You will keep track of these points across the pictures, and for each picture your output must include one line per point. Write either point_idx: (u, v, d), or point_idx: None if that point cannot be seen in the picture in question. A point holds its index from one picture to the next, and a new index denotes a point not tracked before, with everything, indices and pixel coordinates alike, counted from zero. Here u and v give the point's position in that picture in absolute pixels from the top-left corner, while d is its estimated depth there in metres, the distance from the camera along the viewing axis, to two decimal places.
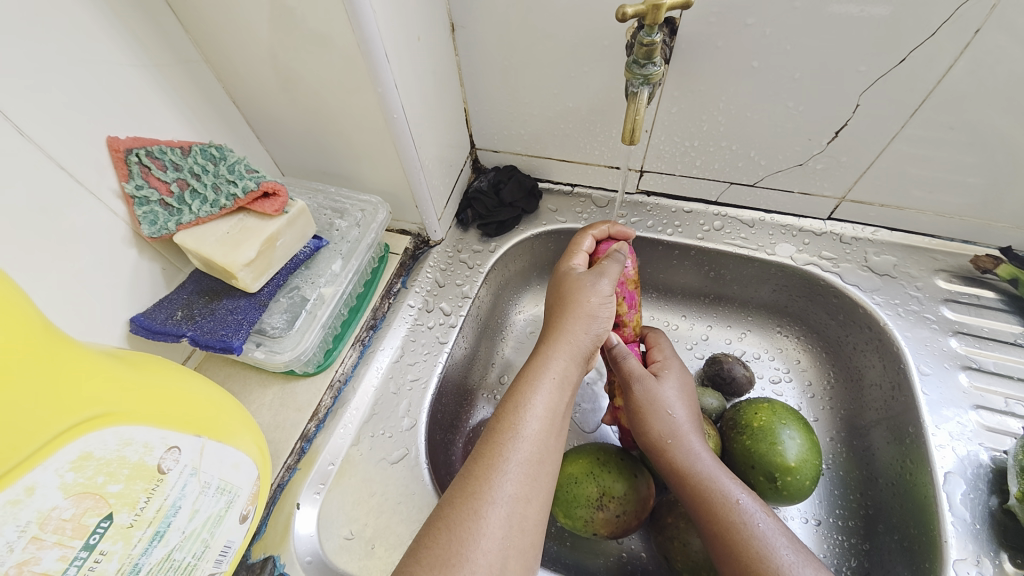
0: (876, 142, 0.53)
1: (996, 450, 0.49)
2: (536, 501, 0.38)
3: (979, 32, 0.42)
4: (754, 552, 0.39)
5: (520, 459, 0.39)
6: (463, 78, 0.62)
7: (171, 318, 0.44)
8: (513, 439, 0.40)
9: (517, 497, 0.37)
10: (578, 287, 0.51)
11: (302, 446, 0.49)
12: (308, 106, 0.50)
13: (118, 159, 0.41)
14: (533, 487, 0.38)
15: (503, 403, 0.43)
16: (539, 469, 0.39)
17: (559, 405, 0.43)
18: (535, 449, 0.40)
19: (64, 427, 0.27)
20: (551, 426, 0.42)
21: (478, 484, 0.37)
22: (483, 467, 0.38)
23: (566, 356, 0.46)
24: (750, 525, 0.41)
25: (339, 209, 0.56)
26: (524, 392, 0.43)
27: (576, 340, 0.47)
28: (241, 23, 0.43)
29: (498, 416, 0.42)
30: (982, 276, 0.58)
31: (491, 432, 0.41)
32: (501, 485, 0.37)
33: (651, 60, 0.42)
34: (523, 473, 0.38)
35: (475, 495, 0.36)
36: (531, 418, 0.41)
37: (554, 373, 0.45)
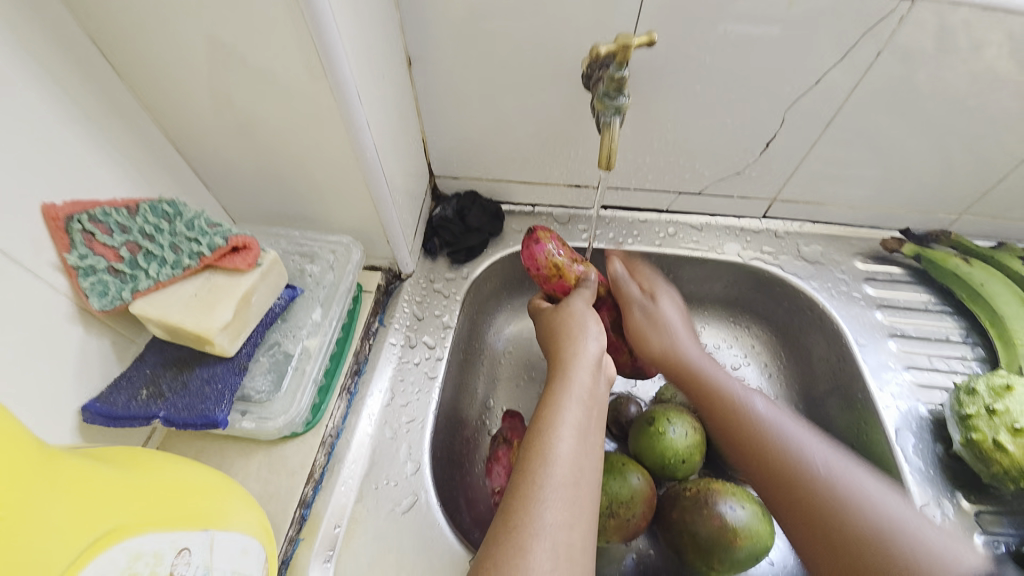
0: (800, 149, 0.61)
1: (932, 404, 0.57)
2: (579, 526, 0.40)
3: (879, 54, 0.50)
4: (756, 432, 0.51)
5: (557, 482, 0.41)
6: (421, 110, 0.61)
7: (135, 400, 0.39)
8: (545, 465, 0.42)
9: (560, 523, 0.39)
10: (564, 310, 0.56)
11: (302, 514, 0.45)
12: (269, 150, 0.47)
13: (56, 228, 0.35)
14: (574, 511, 0.40)
15: (530, 432, 0.45)
16: (576, 492, 0.41)
17: (586, 422, 0.46)
18: (571, 470, 0.42)
19: (73, 556, 0.23)
20: (583, 444, 0.44)
21: (518, 519, 0.39)
22: (521, 499, 0.40)
23: (579, 371, 0.49)
24: (751, 408, 0.53)
25: (309, 253, 0.53)
26: (547, 416, 0.45)
27: (583, 354, 0.51)
28: (192, 68, 0.40)
29: (526, 446, 0.44)
30: (891, 255, 0.69)
31: (521, 462, 0.43)
32: (542, 515, 0.39)
33: (621, 92, 0.43)
34: (563, 498, 0.40)
35: (517, 529, 0.38)
36: (560, 439, 0.43)
37: (576, 387, 0.48)
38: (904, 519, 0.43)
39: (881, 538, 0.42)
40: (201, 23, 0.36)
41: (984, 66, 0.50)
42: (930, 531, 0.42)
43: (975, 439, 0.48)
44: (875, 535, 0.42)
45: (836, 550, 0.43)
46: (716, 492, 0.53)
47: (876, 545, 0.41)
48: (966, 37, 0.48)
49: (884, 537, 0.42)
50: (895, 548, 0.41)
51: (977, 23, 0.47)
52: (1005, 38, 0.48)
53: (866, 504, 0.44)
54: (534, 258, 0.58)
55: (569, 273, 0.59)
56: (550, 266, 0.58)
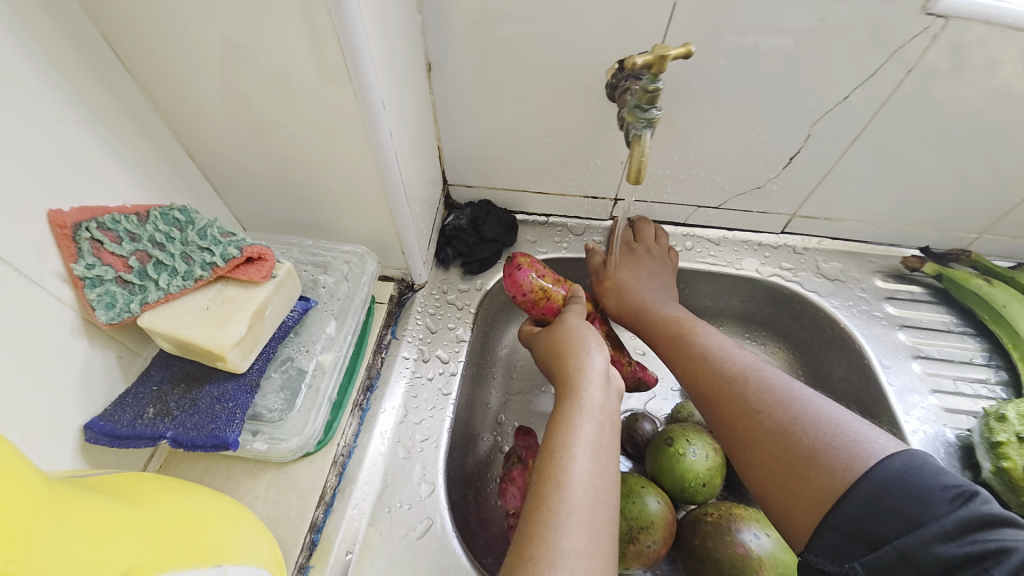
0: (823, 166, 0.60)
1: (958, 428, 0.56)
2: (600, 552, 0.38)
3: (910, 72, 0.50)
4: (704, 361, 0.50)
5: (573, 507, 0.39)
6: (438, 117, 0.60)
7: (140, 418, 0.37)
8: (560, 489, 0.40)
9: (579, 550, 0.37)
10: (565, 327, 0.55)
11: (312, 539, 0.43)
12: (285, 156, 0.45)
13: (63, 237, 0.34)
14: (593, 537, 0.38)
15: (542, 454, 0.43)
16: (594, 516, 0.39)
17: (600, 440, 0.44)
18: (587, 494, 0.40)
19: None
20: (599, 463, 0.42)
21: (535, 549, 0.37)
22: (537, 527, 0.38)
23: (588, 386, 0.47)
24: (704, 345, 0.52)
25: (322, 263, 0.52)
26: (559, 436, 0.44)
27: (589, 368, 0.49)
28: (209, 70, 0.38)
29: (540, 469, 0.42)
30: (911, 274, 0.68)
31: (536, 487, 0.41)
32: (559, 543, 0.37)
33: (653, 105, 0.42)
34: (581, 524, 0.38)
35: (534, 560, 0.36)
36: (574, 460, 0.42)
37: (586, 402, 0.46)
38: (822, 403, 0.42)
39: (788, 412, 0.42)
40: (221, 25, 0.35)
41: (1001, 83, 0.49)
42: (846, 416, 0.40)
43: (1004, 467, 0.47)
44: (786, 416, 0.42)
45: (755, 423, 0.43)
46: (738, 518, 0.51)
47: (788, 420, 0.41)
48: (982, 54, 0.47)
49: (794, 418, 0.41)
50: (800, 419, 0.41)
51: (994, 39, 0.46)
52: (1019, 56, 0.47)
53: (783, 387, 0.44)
54: (517, 287, 0.58)
55: (556, 294, 0.59)
56: (536, 290, 0.58)
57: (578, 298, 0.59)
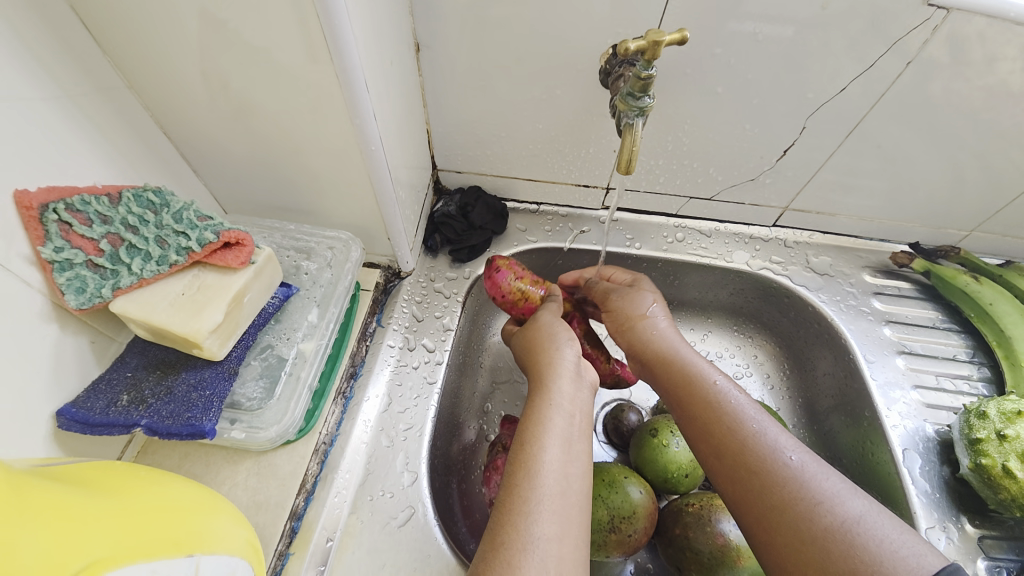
0: (817, 159, 0.59)
1: (938, 424, 0.56)
2: (572, 538, 0.38)
3: (909, 64, 0.49)
4: (726, 426, 0.42)
5: (544, 494, 0.39)
6: (427, 99, 0.58)
7: (114, 405, 0.36)
8: (531, 477, 0.40)
9: (550, 536, 0.37)
10: (538, 327, 0.55)
11: (293, 526, 0.43)
12: (265, 138, 0.44)
13: (29, 218, 0.32)
14: (564, 523, 0.38)
15: (514, 443, 0.43)
16: (564, 502, 0.39)
17: (571, 430, 0.44)
18: (558, 483, 0.40)
19: None
20: (569, 453, 0.42)
21: (506, 534, 0.37)
22: (508, 513, 0.38)
23: (557, 382, 0.47)
24: (725, 398, 0.44)
25: (305, 249, 0.50)
26: (530, 425, 0.44)
27: (558, 366, 0.49)
28: (182, 45, 0.36)
29: (511, 458, 0.42)
30: (900, 270, 0.68)
31: (507, 476, 0.41)
32: (530, 528, 0.37)
33: (646, 92, 0.41)
34: (552, 510, 0.38)
35: (505, 546, 0.37)
36: (544, 449, 0.42)
37: (557, 398, 0.46)
38: (877, 517, 0.34)
39: (847, 533, 0.33)
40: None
41: (998, 79, 0.48)
42: (888, 526, 0.33)
43: (984, 464, 0.48)
44: (840, 532, 0.33)
45: (799, 543, 0.34)
46: (719, 509, 0.52)
47: (840, 546, 0.33)
48: (981, 49, 0.46)
49: (851, 539, 0.33)
50: (862, 544, 0.32)
51: (994, 34, 0.45)
52: (1019, 52, 0.46)
53: (828, 487, 0.36)
54: (496, 291, 0.59)
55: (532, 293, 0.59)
56: (514, 290, 0.58)
57: (554, 297, 0.58)
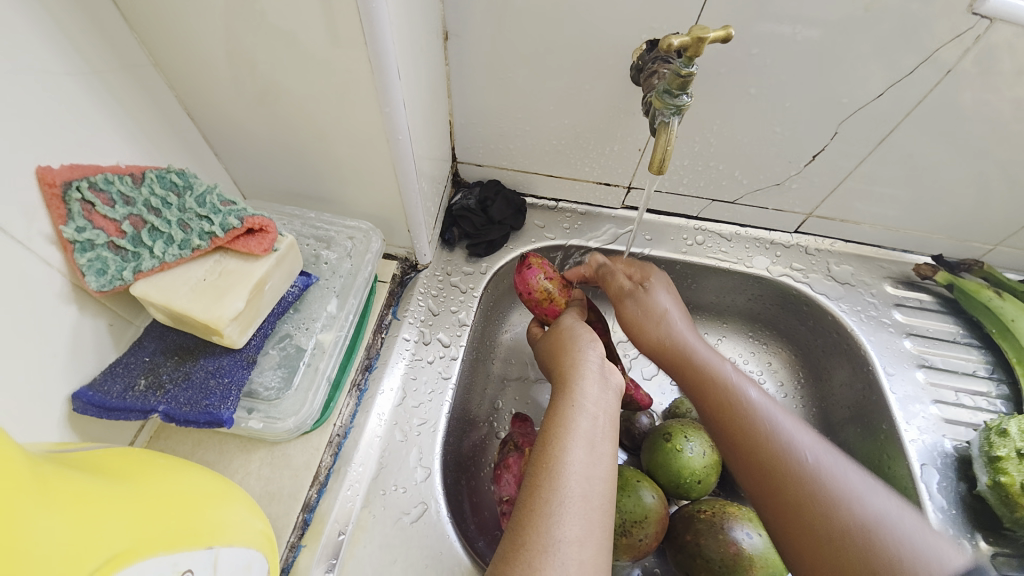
0: (846, 166, 0.58)
1: (958, 440, 0.55)
2: (594, 541, 0.37)
3: (950, 73, 0.47)
4: (747, 427, 0.43)
5: (568, 496, 0.38)
6: (451, 89, 0.57)
7: (131, 390, 0.36)
8: (554, 479, 0.39)
9: (572, 539, 0.37)
10: (561, 331, 0.54)
11: (305, 518, 0.43)
12: (290, 122, 0.43)
13: (52, 196, 0.31)
14: (586, 527, 0.38)
15: (537, 444, 0.43)
16: (587, 506, 0.39)
17: (595, 432, 0.43)
18: (582, 488, 0.39)
19: None
20: (593, 456, 0.41)
21: (526, 536, 0.37)
22: (530, 514, 0.38)
23: (579, 381, 0.47)
24: (744, 398, 0.44)
25: (324, 238, 0.49)
26: (555, 427, 0.43)
27: (581, 366, 0.48)
28: (212, 23, 0.35)
29: (533, 459, 0.42)
30: (922, 281, 0.67)
31: (529, 477, 0.41)
32: (552, 531, 0.37)
33: (684, 90, 0.39)
34: (574, 513, 0.38)
35: (525, 548, 0.36)
36: (568, 451, 0.41)
37: (580, 398, 0.45)
38: (903, 519, 0.36)
39: (869, 532, 0.35)
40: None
41: None
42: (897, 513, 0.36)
43: (1002, 482, 0.47)
44: (860, 531, 0.35)
45: (820, 542, 0.36)
46: (731, 516, 0.51)
47: (859, 543, 0.35)
48: (1012, 60, 0.45)
49: (870, 538, 0.35)
50: (881, 544, 0.35)
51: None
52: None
53: (849, 487, 0.38)
54: (522, 289, 0.58)
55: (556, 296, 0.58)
56: (540, 290, 0.57)
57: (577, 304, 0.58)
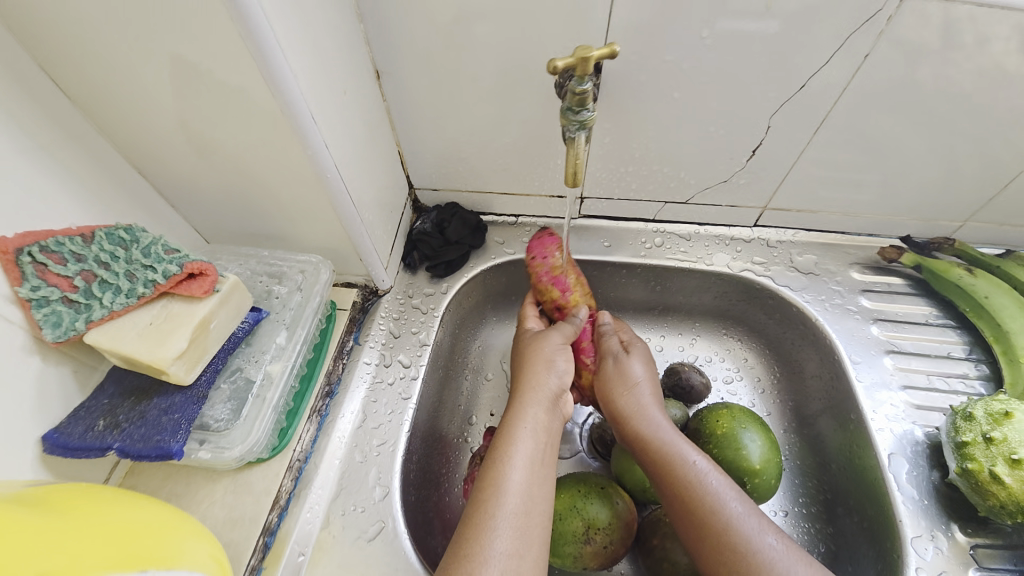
0: (789, 156, 0.58)
1: (928, 426, 0.54)
2: (530, 554, 0.39)
3: (867, 57, 0.48)
4: (707, 509, 0.44)
5: (508, 512, 0.40)
6: (395, 122, 0.60)
7: (92, 430, 0.39)
8: (498, 495, 0.41)
9: (509, 552, 0.38)
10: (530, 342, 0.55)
11: (266, 541, 0.45)
12: (232, 172, 0.46)
13: (6, 262, 0.35)
14: (524, 540, 0.39)
15: (486, 460, 0.44)
16: (527, 522, 0.40)
17: (539, 453, 0.45)
18: (520, 505, 0.41)
19: None
20: (535, 475, 0.43)
21: (468, 547, 0.38)
22: (474, 527, 0.39)
23: (534, 404, 0.48)
24: (704, 483, 0.45)
25: (277, 274, 0.53)
26: (504, 444, 0.44)
27: (541, 387, 0.50)
28: (148, 91, 0.39)
29: (481, 475, 0.43)
30: (889, 265, 0.65)
31: (475, 492, 0.42)
32: (492, 543, 0.38)
33: (585, 107, 0.41)
34: (513, 528, 0.39)
35: (466, 558, 0.37)
36: (513, 469, 0.42)
37: (529, 419, 0.47)
38: None
39: None
40: (166, 44, 0.35)
41: (991, 62, 0.47)
42: None
43: (969, 468, 0.45)
44: None
45: None
46: None
47: None
48: (971, 32, 0.45)
49: None
50: None
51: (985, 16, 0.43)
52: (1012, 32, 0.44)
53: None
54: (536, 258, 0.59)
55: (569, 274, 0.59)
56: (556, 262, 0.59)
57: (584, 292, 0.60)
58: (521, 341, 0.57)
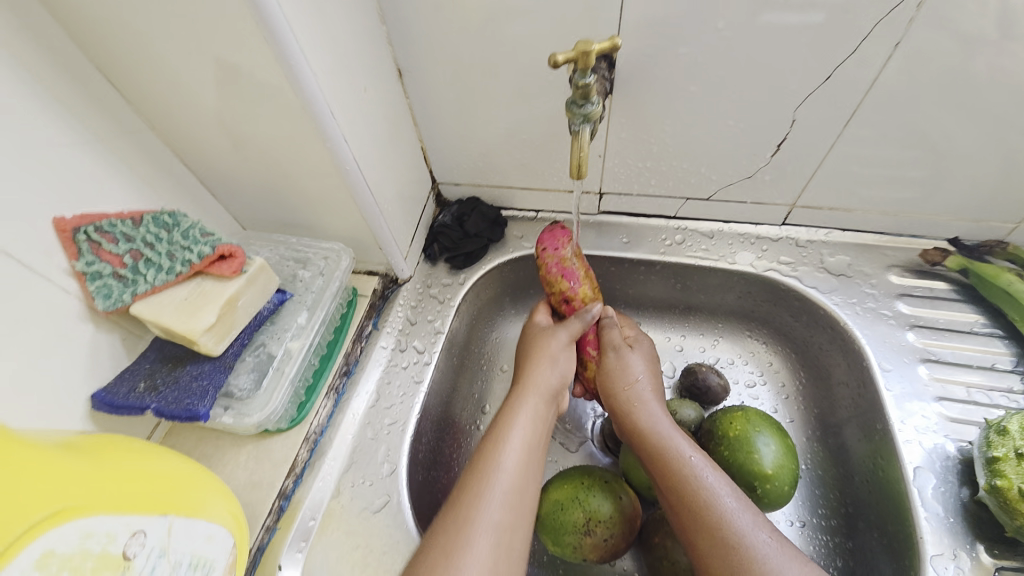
0: (818, 151, 0.56)
1: (961, 441, 0.51)
2: (517, 530, 0.41)
3: (899, 44, 0.45)
4: (701, 503, 0.43)
5: (500, 488, 0.42)
6: (417, 118, 0.63)
7: (134, 391, 0.44)
8: (492, 470, 0.43)
9: (498, 524, 0.40)
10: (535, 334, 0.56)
11: (280, 505, 0.48)
12: (262, 164, 0.50)
13: (65, 239, 0.40)
14: (514, 515, 0.41)
15: (484, 438, 0.46)
16: (517, 499, 0.42)
17: (533, 438, 0.47)
18: (513, 481, 0.43)
19: (36, 521, 0.28)
20: (528, 457, 0.45)
21: (461, 514, 0.40)
22: (468, 497, 0.41)
23: (533, 393, 0.50)
24: (700, 478, 0.44)
25: (302, 259, 0.56)
26: (501, 427, 0.47)
27: (541, 376, 0.51)
28: (189, 91, 0.43)
29: (479, 451, 0.46)
30: (933, 268, 0.61)
31: (472, 465, 0.44)
32: (483, 514, 0.40)
33: (589, 100, 0.42)
34: (504, 502, 0.41)
35: (458, 524, 0.40)
36: (508, 449, 0.44)
37: (528, 403, 0.49)
38: None
39: None
40: (200, 47, 0.39)
41: None
42: None
43: (998, 485, 0.44)
44: None
45: None
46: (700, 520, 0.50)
47: None
48: None
49: None
50: None
51: None
52: None
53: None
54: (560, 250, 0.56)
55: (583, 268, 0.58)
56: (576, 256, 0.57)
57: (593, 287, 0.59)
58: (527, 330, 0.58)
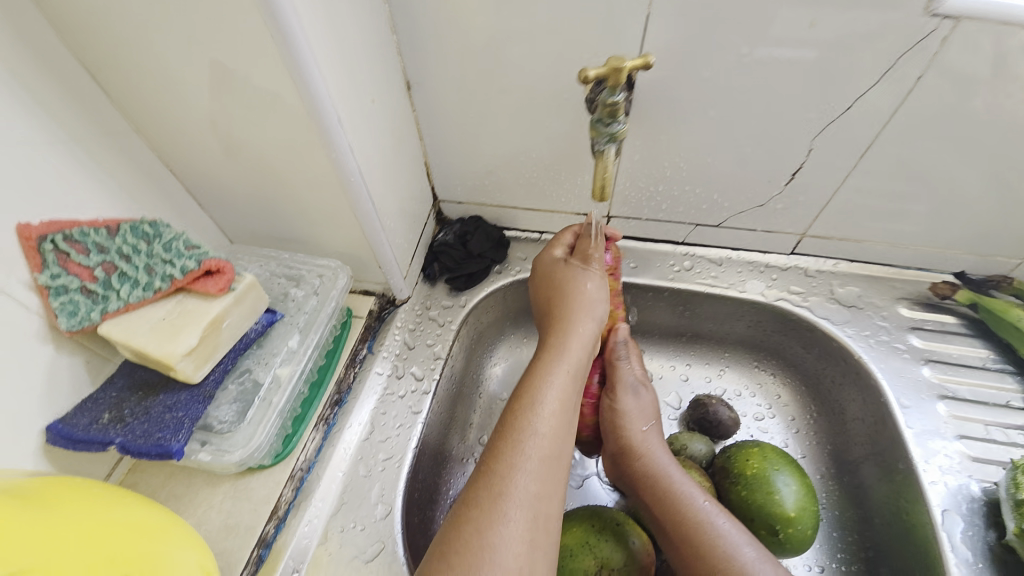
0: (832, 181, 0.55)
1: (986, 481, 0.49)
2: (551, 497, 0.39)
3: (921, 79, 0.45)
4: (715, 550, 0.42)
5: (535, 454, 0.39)
6: (422, 132, 0.60)
7: (96, 423, 0.39)
8: (527, 434, 0.40)
9: (533, 492, 0.38)
10: (568, 275, 0.52)
11: (260, 554, 0.43)
12: (257, 173, 0.47)
13: (29, 248, 0.36)
14: (548, 482, 0.39)
15: (517, 397, 0.43)
16: (552, 464, 0.40)
17: (569, 396, 0.44)
18: (547, 447, 0.40)
19: None
20: (562, 420, 0.42)
21: (495, 483, 0.38)
22: (504, 463, 0.39)
23: (571, 349, 0.47)
24: (714, 526, 0.43)
25: (295, 277, 0.52)
26: (537, 383, 0.44)
27: (580, 328, 0.48)
28: (181, 90, 0.40)
29: (511, 411, 0.43)
30: (943, 302, 0.61)
31: (502, 427, 0.42)
32: (519, 483, 0.38)
33: (615, 119, 0.42)
34: (541, 469, 0.39)
35: (490, 495, 0.37)
36: (543, 412, 0.42)
37: (560, 360, 0.46)
38: None
39: None
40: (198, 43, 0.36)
41: None
42: None
43: None
44: None
45: None
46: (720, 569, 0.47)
47: None
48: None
49: None
50: None
51: None
52: None
53: None
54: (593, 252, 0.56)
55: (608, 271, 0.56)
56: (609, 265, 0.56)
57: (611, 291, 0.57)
58: (547, 271, 0.54)
